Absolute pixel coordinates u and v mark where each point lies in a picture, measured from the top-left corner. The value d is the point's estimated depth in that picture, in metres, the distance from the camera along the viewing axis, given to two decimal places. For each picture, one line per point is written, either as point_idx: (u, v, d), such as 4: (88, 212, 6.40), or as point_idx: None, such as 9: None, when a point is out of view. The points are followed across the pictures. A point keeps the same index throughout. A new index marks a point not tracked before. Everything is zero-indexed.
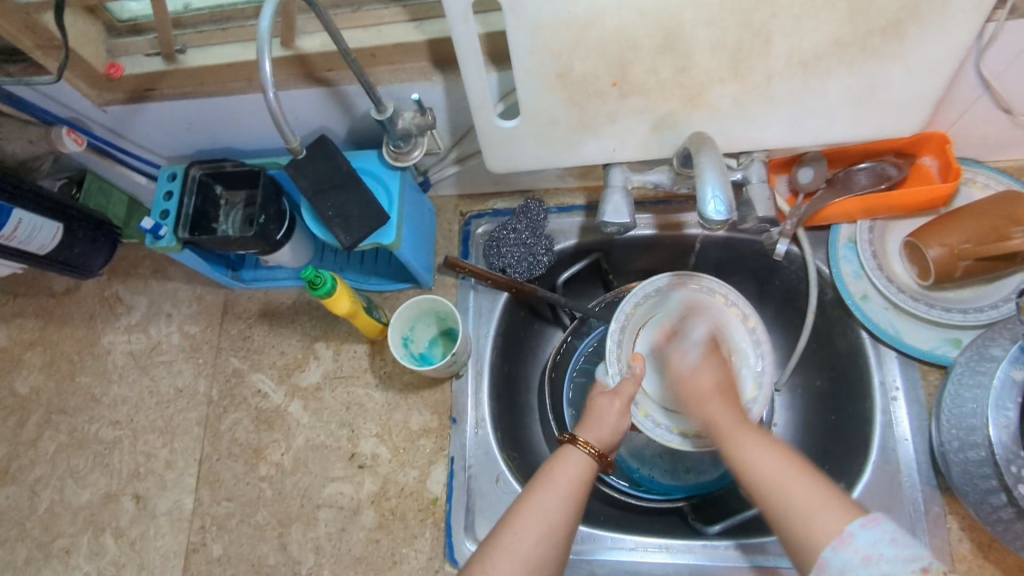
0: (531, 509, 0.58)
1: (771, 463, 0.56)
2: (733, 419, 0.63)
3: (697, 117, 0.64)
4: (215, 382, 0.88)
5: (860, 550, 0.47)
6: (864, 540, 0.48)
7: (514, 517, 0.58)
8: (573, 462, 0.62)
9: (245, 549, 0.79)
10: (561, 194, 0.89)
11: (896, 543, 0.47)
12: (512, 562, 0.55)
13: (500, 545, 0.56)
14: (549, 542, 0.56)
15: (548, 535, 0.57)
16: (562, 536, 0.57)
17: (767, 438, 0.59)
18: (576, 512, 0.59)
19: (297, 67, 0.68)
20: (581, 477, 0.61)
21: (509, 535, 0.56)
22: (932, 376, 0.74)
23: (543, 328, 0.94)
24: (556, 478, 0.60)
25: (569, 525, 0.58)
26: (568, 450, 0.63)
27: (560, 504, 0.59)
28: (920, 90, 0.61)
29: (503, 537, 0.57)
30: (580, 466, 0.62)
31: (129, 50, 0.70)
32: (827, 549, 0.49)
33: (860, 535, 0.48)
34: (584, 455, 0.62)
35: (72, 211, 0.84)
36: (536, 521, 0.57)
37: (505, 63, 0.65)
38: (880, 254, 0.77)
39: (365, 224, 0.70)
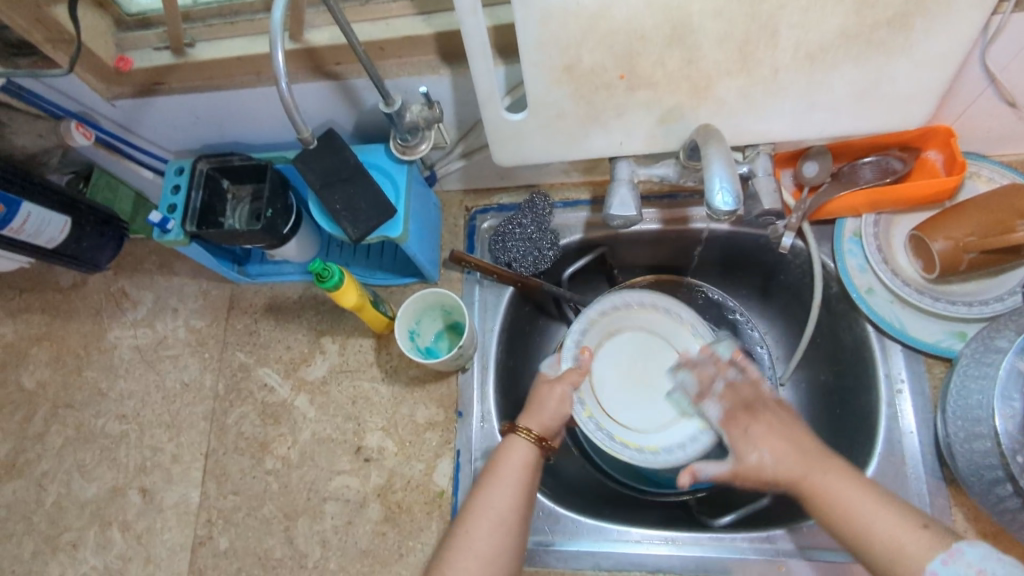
0: (480, 504, 0.60)
1: (870, 508, 0.54)
2: (795, 454, 0.59)
3: (703, 110, 0.65)
4: (221, 377, 0.88)
5: None
6: None
7: (467, 513, 0.60)
8: (517, 451, 0.63)
9: (252, 542, 0.80)
10: (566, 189, 0.89)
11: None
12: (466, 561, 0.57)
13: (458, 542, 0.58)
14: (500, 532, 0.58)
15: (499, 528, 0.59)
16: (513, 525, 0.59)
17: (852, 471, 0.57)
18: (525, 498, 0.61)
19: (306, 60, 0.68)
20: (526, 462, 0.63)
21: (462, 533, 0.58)
22: (936, 369, 0.74)
23: (548, 324, 0.95)
24: (501, 470, 0.62)
25: (519, 509, 0.60)
26: (512, 441, 0.64)
27: (509, 492, 0.60)
28: (926, 83, 0.61)
29: (459, 537, 0.58)
30: (523, 454, 0.63)
31: (138, 44, 0.71)
32: None
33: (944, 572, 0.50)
34: (526, 442, 0.64)
35: (81, 206, 0.85)
36: (486, 516, 0.59)
37: (513, 57, 0.66)
38: (884, 247, 0.77)
39: (373, 217, 0.71)
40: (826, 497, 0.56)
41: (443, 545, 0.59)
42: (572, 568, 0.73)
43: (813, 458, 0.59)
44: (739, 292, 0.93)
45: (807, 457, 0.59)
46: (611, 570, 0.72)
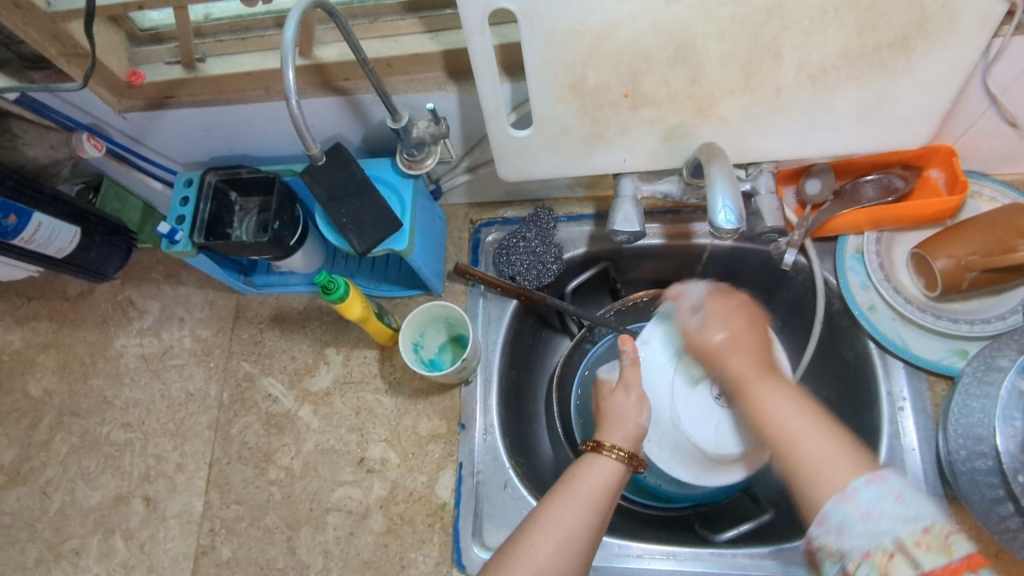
0: (551, 518, 0.59)
1: (786, 412, 0.62)
2: (745, 360, 0.68)
3: (707, 128, 0.65)
4: (226, 387, 0.89)
5: (860, 507, 0.52)
6: (868, 496, 0.52)
7: (533, 526, 0.59)
8: (601, 468, 0.63)
9: (254, 552, 0.80)
10: (569, 203, 0.90)
11: (899, 499, 0.51)
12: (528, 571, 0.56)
13: (515, 554, 0.57)
14: (567, 553, 0.57)
15: (567, 545, 0.57)
16: (580, 547, 0.58)
17: (791, 390, 0.65)
18: (600, 518, 0.60)
19: (315, 76, 0.69)
20: (605, 484, 0.62)
21: (526, 546, 0.57)
22: (939, 388, 0.74)
23: (550, 336, 0.95)
24: (577, 485, 0.62)
25: (589, 533, 0.59)
26: (596, 457, 0.64)
27: (582, 512, 0.59)
28: (927, 104, 0.62)
29: (522, 547, 0.57)
30: (605, 473, 0.63)
31: (150, 58, 0.72)
32: (828, 503, 0.53)
33: (864, 492, 0.52)
34: (613, 459, 0.64)
35: (91, 216, 0.86)
36: (554, 531, 0.58)
37: (519, 74, 0.66)
38: (887, 264, 0.78)
39: (378, 230, 0.71)
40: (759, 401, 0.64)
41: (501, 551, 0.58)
42: None
43: (757, 372, 0.67)
44: None
45: (764, 371, 0.67)
46: None
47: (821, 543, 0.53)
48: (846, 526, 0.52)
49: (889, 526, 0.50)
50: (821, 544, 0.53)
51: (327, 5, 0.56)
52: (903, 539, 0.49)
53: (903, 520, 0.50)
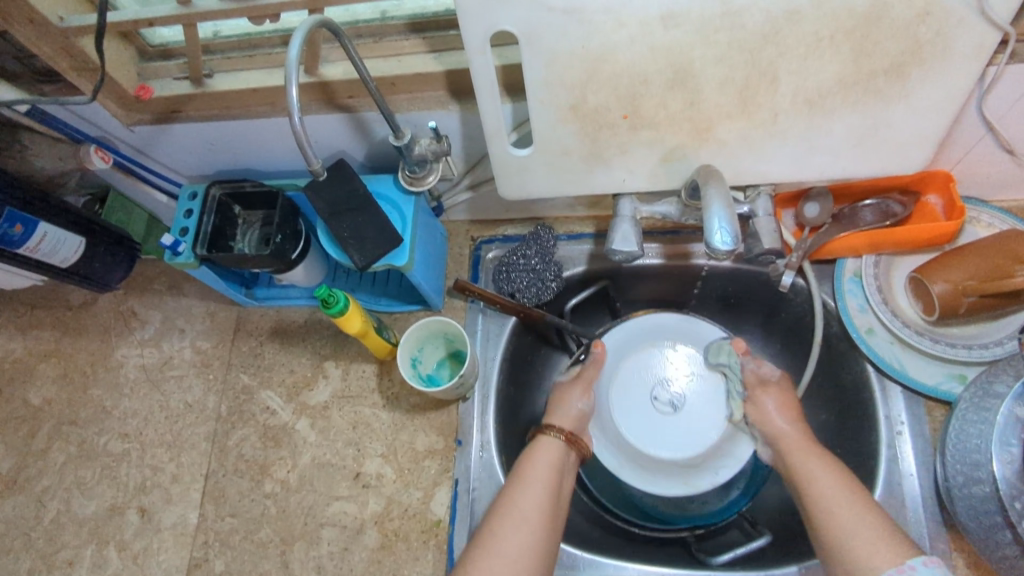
0: (508, 503, 0.64)
1: (830, 484, 0.62)
2: (795, 436, 0.70)
3: (705, 150, 0.66)
4: (224, 399, 0.89)
5: None
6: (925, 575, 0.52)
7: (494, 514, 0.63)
8: (543, 449, 0.70)
9: (247, 566, 0.79)
10: (570, 222, 0.91)
11: None
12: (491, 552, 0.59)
13: (483, 539, 0.61)
14: (527, 529, 0.61)
15: (525, 524, 0.62)
16: (538, 523, 0.62)
17: (829, 462, 0.65)
18: (552, 496, 0.65)
19: (319, 93, 0.70)
20: (551, 462, 0.68)
21: (490, 531, 0.61)
22: (937, 413, 0.74)
23: (549, 353, 0.95)
24: (528, 468, 0.67)
25: (545, 508, 0.63)
26: (542, 441, 0.71)
27: (536, 490, 0.64)
28: (924, 131, 0.62)
29: (487, 535, 0.61)
30: (551, 452, 0.69)
31: (159, 73, 0.73)
32: None
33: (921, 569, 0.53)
34: (551, 439, 0.71)
35: (96, 226, 0.86)
36: (514, 512, 0.63)
37: (520, 94, 0.67)
38: (885, 288, 0.78)
39: (379, 246, 0.72)
40: (806, 473, 0.65)
41: (472, 542, 0.62)
42: None
43: (806, 445, 0.68)
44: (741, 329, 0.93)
45: (810, 443, 0.68)
46: None
47: None
48: None
49: None
50: None
51: (332, 24, 0.57)
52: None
53: None
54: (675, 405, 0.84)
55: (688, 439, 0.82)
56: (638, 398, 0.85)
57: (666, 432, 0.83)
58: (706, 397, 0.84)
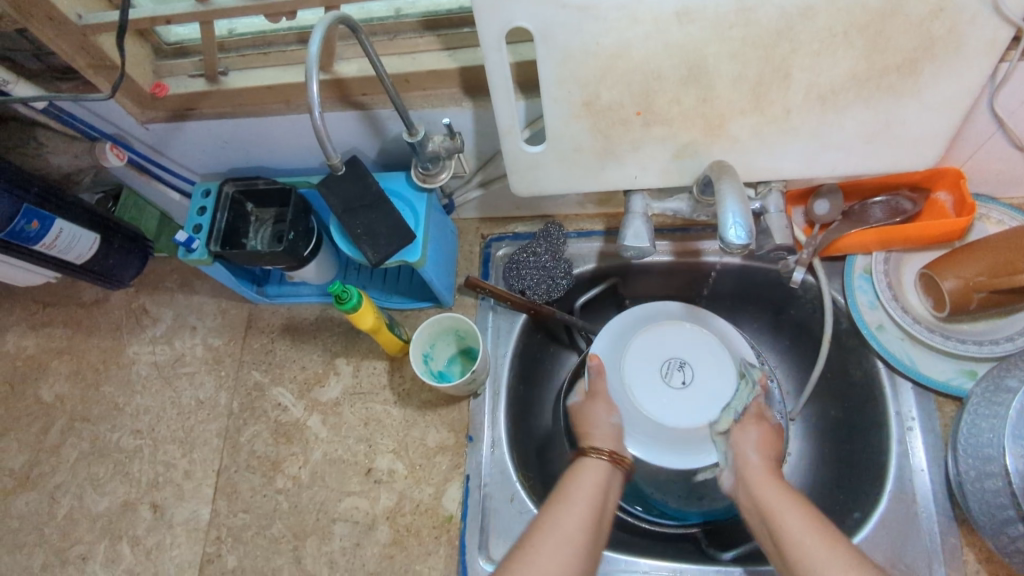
0: (550, 522, 0.62)
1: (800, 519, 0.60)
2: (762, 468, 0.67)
3: (717, 147, 0.67)
4: (236, 395, 0.89)
5: None
6: None
7: (535, 532, 0.61)
8: (591, 469, 0.68)
9: (259, 562, 0.80)
10: (580, 220, 0.91)
11: None
12: (531, 570, 0.58)
13: (523, 557, 0.59)
14: (567, 551, 0.59)
15: (567, 543, 0.60)
16: (581, 543, 0.60)
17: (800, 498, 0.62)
18: (595, 518, 0.63)
19: (334, 91, 0.71)
20: (597, 484, 0.66)
21: (531, 549, 0.59)
22: (948, 408, 0.75)
23: (559, 351, 0.96)
24: (570, 488, 0.65)
25: (588, 530, 0.62)
26: (589, 460, 0.69)
27: (577, 513, 0.63)
28: (935, 127, 0.63)
29: (526, 551, 0.60)
30: (594, 474, 0.67)
31: (174, 71, 0.74)
32: None
33: None
34: (599, 460, 0.69)
35: (111, 223, 0.87)
36: (554, 533, 0.61)
37: (533, 91, 0.68)
38: (895, 284, 0.78)
39: (392, 242, 0.73)
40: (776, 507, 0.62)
41: (508, 557, 0.60)
42: None
43: (770, 479, 0.65)
44: (749, 326, 0.94)
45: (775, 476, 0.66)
46: None
47: None
48: None
49: None
50: None
51: (350, 20, 0.58)
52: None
53: None
54: (684, 378, 0.79)
55: (714, 386, 0.78)
56: (649, 362, 0.80)
57: (676, 407, 0.76)
58: (711, 370, 0.79)
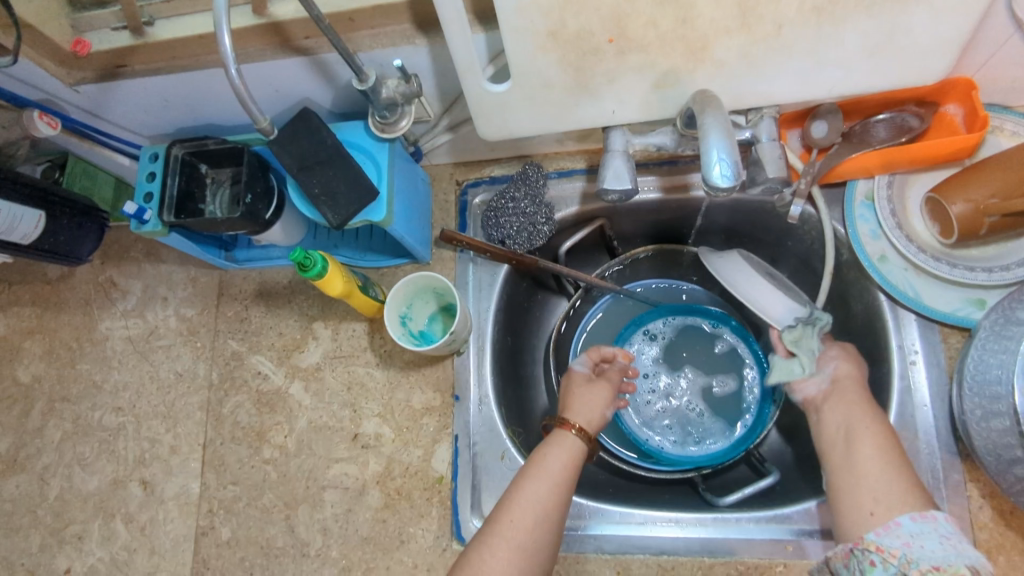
0: (526, 497, 0.59)
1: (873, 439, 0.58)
2: (859, 393, 0.63)
3: (701, 72, 0.60)
4: (215, 366, 0.87)
5: (902, 537, 0.51)
6: (911, 529, 0.51)
7: (512, 504, 0.59)
8: (567, 446, 0.63)
9: (253, 532, 0.79)
10: (560, 158, 0.84)
11: (945, 538, 0.50)
12: (507, 549, 0.56)
13: (498, 531, 0.57)
14: (542, 530, 0.58)
15: (543, 523, 0.58)
16: (556, 525, 0.59)
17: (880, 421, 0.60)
18: (569, 497, 0.60)
19: (272, 36, 0.63)
20: (574, 460, 0.62)
21: (506, 524, 0.57)
22: (953, 340, 0.71)
23: (548, 297, 0.93)
24: (548, 463, 0.61)
25: (563, 508, 0.60)
26: (562, 435, 0.64)
27: (553, 490, 0.60)
28: (944, 34, 0.56)
29: (503, 526, 0.57)
30: (573, 450, 0.63)
31: (94, 24, 0.66)
32: (873, 534, 0.53)
33: (909, 525, 0.52)
34: (577, 438, 0.63)
35: (55, 198, 0.81)
36: (532, 510, 0.58)
37: (493, 21, 0.60)
38: (899, 211, 0.72)
39: (353, 202, 0.67)
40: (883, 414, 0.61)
41: (482, 527, 0.59)
42: (575, 552, 0.71)
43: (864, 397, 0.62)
44: None
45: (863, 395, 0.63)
46: (614, 553, 0.71)
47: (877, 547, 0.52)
48: (917, 538, 0.51)
49: (929, 551, 0.50)
50: (879, 548, 0.52)
51: None
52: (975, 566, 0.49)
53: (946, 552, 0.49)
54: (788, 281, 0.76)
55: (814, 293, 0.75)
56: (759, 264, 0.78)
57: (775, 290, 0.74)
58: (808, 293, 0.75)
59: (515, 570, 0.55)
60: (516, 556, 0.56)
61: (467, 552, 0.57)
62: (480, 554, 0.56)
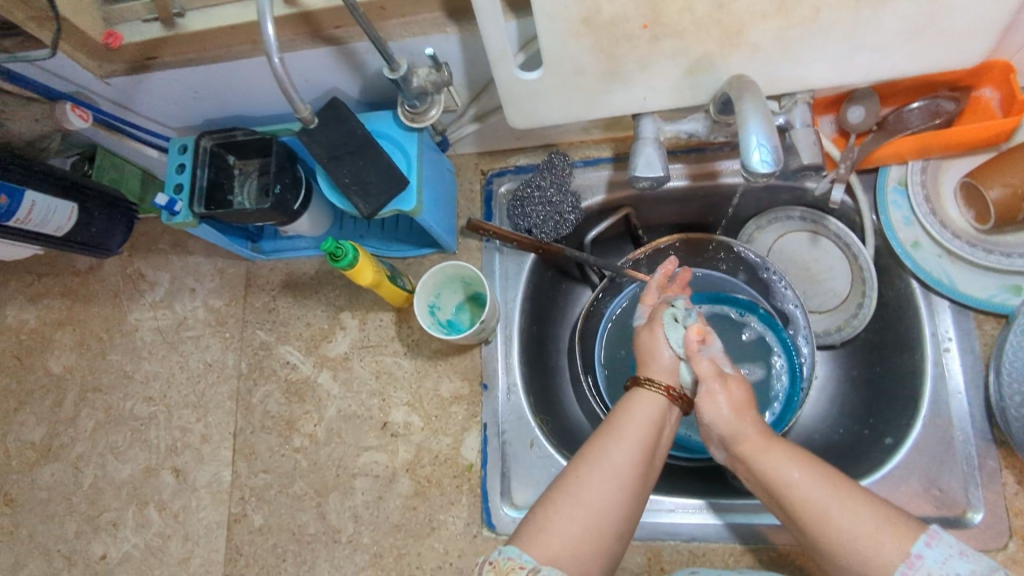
0: (599, 455, 0.55)
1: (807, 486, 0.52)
2: (756, 434, 0.57)
3: (736, 57, 0.59)
4: (244, 355, 0.87)
5: None
6: None
7: (582, 461, 0.55)
8: (648, 406, 0.59)
9: (285, 519, 0.80)
10: (586, 146, 0.84)
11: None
12: (575, 506, 0.53)
13: (565, 486, 0.54)
14: (614, 488, 0.54)
15: (617, 484, 0.54)
16: (631, 488, 0.54)
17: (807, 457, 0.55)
18: (648, 460, 0.56)
19: (303, 26, 0.63)
20: (654, 421, 0.58)
21: (575, 479, 0.54)
22: (988, 326, 0.70)
23: (571, 287, 0.93)
24: (626, 423, 0.58)
25: (641, 473, 0.55)
26: (641, 393, 0.60)
27: (633, 453, 0.55)
28: (987, 16, 0.55)
29: (571, 482, 0.54)
30: (654, 411, 0.58)
31: (126, 16, 0.66)
32: None
33: None
34: (656, 395, 0.59)
35: (87, 189, 0.82)
36: (604, 468, 0.54)
37: (525, 8, 0.60)
38: (933, 197, 0.72)
39: (385, 191, 0.67)
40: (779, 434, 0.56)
41: (551, 481, 0.56)
42: None
43: (768, 440, 0.56)
44: None
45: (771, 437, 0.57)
46: (645, 540, 0.71)
47: None
48: None
49: None
50: None
51: None
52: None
53: None
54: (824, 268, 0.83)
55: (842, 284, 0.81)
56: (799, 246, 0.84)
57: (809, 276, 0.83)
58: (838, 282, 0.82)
59: (582, 528, 0.52)
60: (584, 512, 0.53)
61: (533, 507, 0.55)
62: (546, 506, 0.54)
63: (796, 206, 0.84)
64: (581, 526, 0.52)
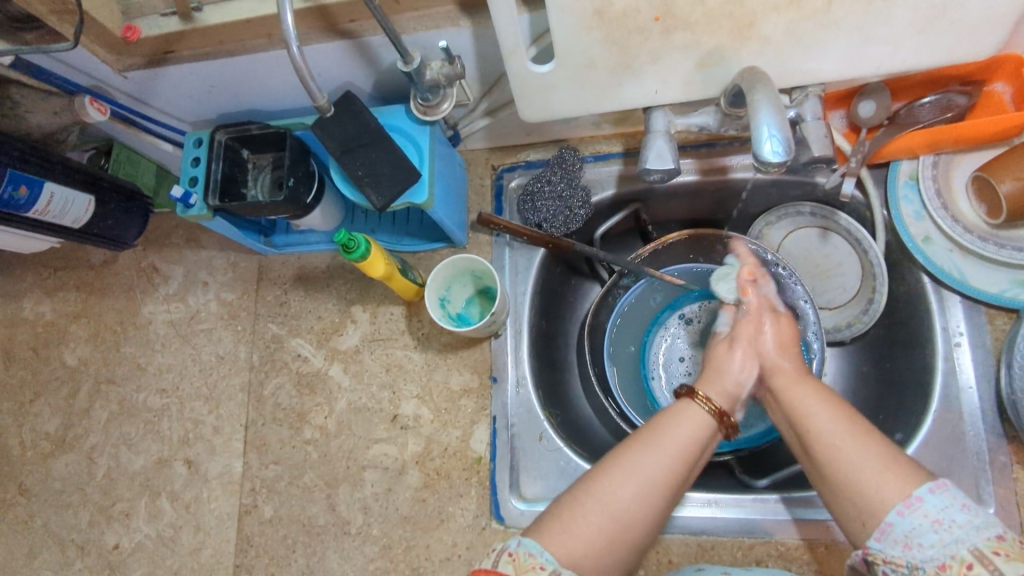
0: (633, 463, 0.55)
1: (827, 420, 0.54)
2: (790, 371, 0.61)
3: (747, 50, 0.59)
4: (256, 348, 0.88)
5: (899, 540, 0.48)
6: (903, 526, 0.48)
7: (615, 466, 0.55)
8: (691, 422, 0.58)
9: (295, 510, 0.81)
10: (596, 141, 0.84)
11: (939, 523, 0.47)
12: (602, 512, 0.52)
13: (594, 491, 0.53)
14: (643, 500, 0.53)
15: (644, 495, 0.53)
16: (659, 499, 0.54)
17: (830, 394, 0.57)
18: (680, 476, 0.55)
19: (318, 20, 0.64)
20: (695, 439, 0.57)
21: (606, 484, 0.53)
22: (999, 321, 0.70)
23: (580, 282, 0.93)
24: (665, 436, 0.57)
25: (672, 486, 0.55)
26: (688, 406, 0.59)
27: (667, 466, 0.55)
28: (1000, 8, 0.55)
29: (599, 487, 0.54)
30: (696, 428, 0.58)
31: (144, 10, 0.67)
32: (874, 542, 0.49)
33: (900, 524, 0.48)
34: (703, 412, 0.59)
35: (104, 182, 0.83)
36: (636, 476, 0.54)
37: (537, 1, 0.60)
38: (944, 192, 0.72)
39: (397, 182, 0.68)
40: (802, 412, 0.56)
41: (578, 482, 0.55)
42: None
43: (799, 378, 0.59)
44: None
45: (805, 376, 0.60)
46: None
47: (884, 556, 0.49)
48: (914, 537, 0.47)
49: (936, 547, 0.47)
50: (885, 559, 0.49)
51: None
52: (979, 550, 0.46)
53: (947, 544, 0.47)
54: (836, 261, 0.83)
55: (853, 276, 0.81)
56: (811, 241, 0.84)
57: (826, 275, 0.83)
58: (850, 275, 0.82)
59: (603, 535, 0.52)
60: (609, 519, 0.52)
61: (554, 505, 0.54)
62: (570, 507, 0.53)
63: (806, 202, 0.84)
64: (603, 534, 0.52)
